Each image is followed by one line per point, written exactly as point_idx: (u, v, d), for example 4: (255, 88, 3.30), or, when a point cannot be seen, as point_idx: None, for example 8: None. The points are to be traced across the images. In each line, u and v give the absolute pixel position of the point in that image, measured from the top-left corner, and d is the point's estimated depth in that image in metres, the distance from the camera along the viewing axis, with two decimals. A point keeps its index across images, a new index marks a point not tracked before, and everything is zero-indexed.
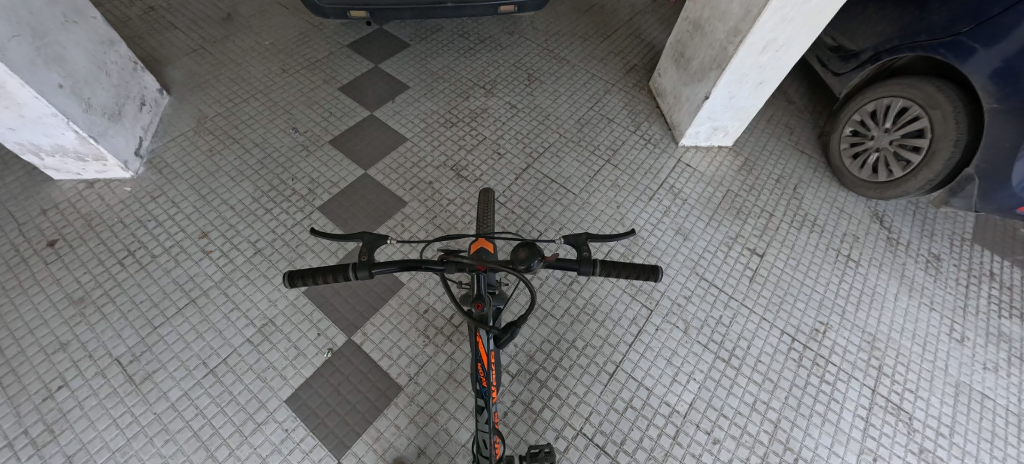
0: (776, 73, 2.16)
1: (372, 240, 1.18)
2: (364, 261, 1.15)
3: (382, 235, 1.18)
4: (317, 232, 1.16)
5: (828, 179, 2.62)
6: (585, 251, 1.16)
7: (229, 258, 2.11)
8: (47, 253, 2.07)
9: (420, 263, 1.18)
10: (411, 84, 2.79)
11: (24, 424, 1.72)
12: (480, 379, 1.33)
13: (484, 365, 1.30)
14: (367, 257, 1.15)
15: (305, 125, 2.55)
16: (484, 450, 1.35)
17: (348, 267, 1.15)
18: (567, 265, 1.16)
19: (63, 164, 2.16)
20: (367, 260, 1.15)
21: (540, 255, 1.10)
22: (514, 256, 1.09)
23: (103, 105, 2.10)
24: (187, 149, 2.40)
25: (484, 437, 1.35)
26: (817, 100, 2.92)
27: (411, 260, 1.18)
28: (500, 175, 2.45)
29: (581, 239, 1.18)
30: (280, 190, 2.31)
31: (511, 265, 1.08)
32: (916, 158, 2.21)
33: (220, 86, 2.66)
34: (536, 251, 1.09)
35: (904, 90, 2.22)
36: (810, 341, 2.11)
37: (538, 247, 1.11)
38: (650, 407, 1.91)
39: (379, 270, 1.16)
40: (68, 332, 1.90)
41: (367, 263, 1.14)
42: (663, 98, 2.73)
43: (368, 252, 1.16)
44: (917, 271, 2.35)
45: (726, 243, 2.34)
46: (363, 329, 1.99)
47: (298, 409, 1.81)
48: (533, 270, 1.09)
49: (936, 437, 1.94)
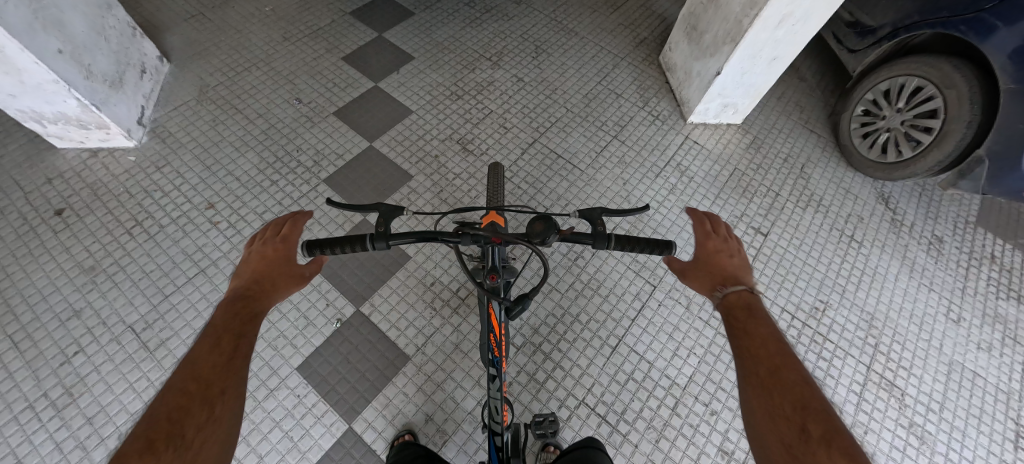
0: (790, 48, 2.11)
1: (388, 211, 1.19)
2: (381, 233, 1.16)
3: (399, 207, 1.18)
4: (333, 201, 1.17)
5: (836, 158, 2.61)
6: (599, 226, 1.17)
7: (236, 229, 2.12)
8: (55, 221, 2.07)
9: (436, 234, 1.19)
10: (415, 54, 2.73)
11: (43, 387, 1.76)
12: (492, 349, 1.37)
13: (496, 335, 1.35)
14: (383, 229, 1.16)
15: (309, 95, 2.51)
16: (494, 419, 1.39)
17: (365, 237, 1.16)
18: (581, 238, 1.18)
19: (66, 131, 2.13)
20: (383, 231, 1.16)
21: (557, 228, 1.11)
22: (530, 229, 1.10)
23: (103, 72, 2.06)
24: (191, 119, 2.37)
25: (495, 406, 1.38)
26: (829, 77, 2.87)
27: (427, 231, 1.19)
28: (506, 149, 2.43)
29: (596, 213, 1.20)
30: (284, 161, 2.30)
31: (527, 238, 1.10)
32: (927, 139, 2.20)
33: (221, 54, 2.60)
34: (552, 224, 1.10)
35: (920, 69, 2.18)
36: (809, 319, 2.14)
37: (553, 221, 1.11)
38: (650, 379, 1.95)
39: (396, 241, 1.18)
40: (80, 300, 1.92)
41: (384, 234, 1.15)
42: (673, 73, 2.68)
43: (385, 224, 1.17)
44: (919, 252, 2.36)
45: (731, 221, 2.34)
46: (371, 301, 2.02)
47: (309, 376, 1.85)
48: (548, 244, 1.11)
49: (925, 412, 2.00)
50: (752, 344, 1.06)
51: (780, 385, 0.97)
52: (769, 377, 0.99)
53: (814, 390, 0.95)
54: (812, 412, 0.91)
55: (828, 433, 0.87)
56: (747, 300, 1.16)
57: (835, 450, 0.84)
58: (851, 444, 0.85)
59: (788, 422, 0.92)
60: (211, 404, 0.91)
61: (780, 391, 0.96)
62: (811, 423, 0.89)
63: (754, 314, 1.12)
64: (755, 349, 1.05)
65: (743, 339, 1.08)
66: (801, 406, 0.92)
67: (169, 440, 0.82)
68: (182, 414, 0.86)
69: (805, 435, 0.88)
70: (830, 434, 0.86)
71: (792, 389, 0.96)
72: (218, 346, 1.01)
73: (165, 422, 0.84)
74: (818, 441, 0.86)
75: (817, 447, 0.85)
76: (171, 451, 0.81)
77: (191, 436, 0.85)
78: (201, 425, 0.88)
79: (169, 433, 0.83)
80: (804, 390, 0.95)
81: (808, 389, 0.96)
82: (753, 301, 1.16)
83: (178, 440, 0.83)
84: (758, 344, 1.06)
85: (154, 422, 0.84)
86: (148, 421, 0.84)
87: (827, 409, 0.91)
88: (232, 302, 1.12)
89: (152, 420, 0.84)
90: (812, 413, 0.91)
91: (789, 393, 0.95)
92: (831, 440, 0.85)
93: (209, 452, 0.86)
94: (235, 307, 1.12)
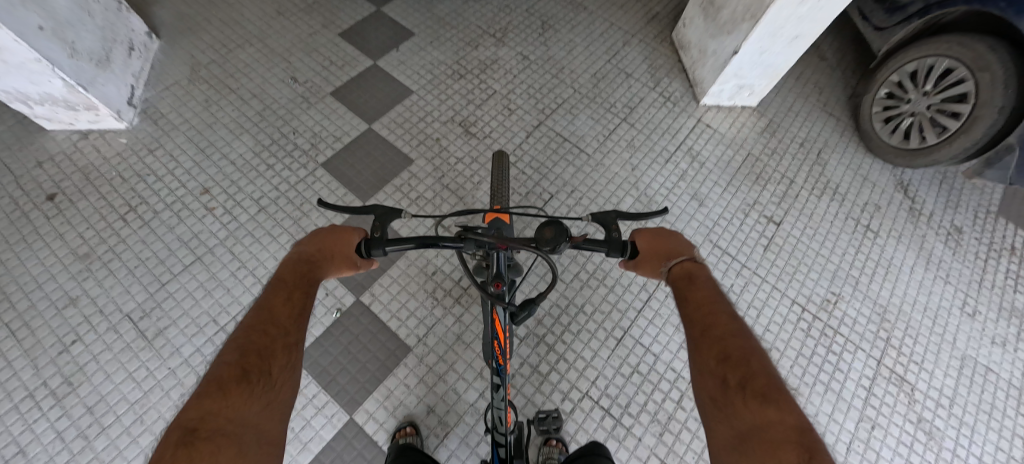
0: (814, 26, 1.98)
1: (385, 214, 1.12)
2: (378, 238, 1.10)
3: (397, 210, 1.11)
4: (327, 205, 1.10)
5: (855, 143, 2.50)
6: (615, 232, 1.13)
7: (232, 215, 2.05)
8: (47, 207, 2.01)
9: (436, 240, 1.13)
10: (416, 30, 2.60)
11: (43, 376, 1.74)
12: (497, 357, 1.35)
13: (501, 342, 1.33)
14: (380, 234, 1.10)
15: (305, 75, 2.41)
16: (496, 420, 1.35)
17: (362, 243, 1.11)
18: (596, 245, 1.12)
19: (54, 113, 2.05)
20: (380, 237, 1.10)
21: (567, 234, 1.04)
22: (539, 235, 1.03)
23: (88, 50, 1.97)
24: (184, 100, 2.28)
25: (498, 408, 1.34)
26: (851, 57, 2.72)
27: (427, 237, 1.12)
28: (511, 132, 2.34)
29: (611, 218, 1.15)
30: (281, 144, 2.22)
31: (536, 245, 1.03)
32: (954, 125, 2.09)
33: (212, 30, 2.49)
34: (564, 230, 1.03)
35: (952, 49, 2.05)
36: (820, 312, 2.08)
37: (564, 226, 1.04)
38: (656, 372, 1.90)
39: (393, 248, 1.11)
40: (76, 287, 1.88)
41: (381, 241, 1.09)
42: (686, 51, 2.55)
43: (382, 229, 1.10)
44: (936, 243, 2.28)
45: (743, 209, 2.26)
46: (370, 289, 1.95)
47: (309, 367, 1.80)
48: (559, 252, 1.04)
49: (934, 407, 1.96)
50: (688, 309, 1.09)
51: (711, 343, 1.01)
52: (704, 337, 1.03)
53: (746, 345, 0.99)
54: (734, 366, 0.95)
55: (746, 382, 0.92)
56: (689, 270, 1.15)
57: (750, 399, 0.89)
58: (771, 391, 0.89)
59: (714, 379, 0.96)
60: (290, 353, 0.96)
61: (710, 349, 1.00)
62: (731, 375, 0.94)
63: (693, 281, 1.13)
64: (692, 313, 1.08)
65: (684, 305, 1.10)
66: (725, 360, 0.97)
67: (257, 378, 0.88)
68: (267, 358, 0.92)
69: (726, 387, 0.93)
70: (746, 382, 0.91)
71: (722, 345, 0.99)
72: (290, 301, 1.03)
73: (253, 359, 0.90)
74: (735, 390, 0.92)
75: (735, 398, 0.91)
76: (257, 391, 0.87)
77: (273, 379, 0.91)
78: (281, 370, 0.93)
79: (256, 371, 0.89)
80: (732, 345, 0.99)
81: (737, 344, 0.99)
82: (695, 269, 1.16)
83: (265, 379, 0.89)
84: (695, 307, 1.08)
85: (242, 357, 0.89)
86: (236, 356, 0.89)
87: (753, 360, 0.96)
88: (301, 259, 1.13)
89: (241, 356, 0.89)
90: (735, 367, 0.95)
91: (717, 349, 0.99)
92: (748, 389, 0.90)
93: (286, 398, 0.92)
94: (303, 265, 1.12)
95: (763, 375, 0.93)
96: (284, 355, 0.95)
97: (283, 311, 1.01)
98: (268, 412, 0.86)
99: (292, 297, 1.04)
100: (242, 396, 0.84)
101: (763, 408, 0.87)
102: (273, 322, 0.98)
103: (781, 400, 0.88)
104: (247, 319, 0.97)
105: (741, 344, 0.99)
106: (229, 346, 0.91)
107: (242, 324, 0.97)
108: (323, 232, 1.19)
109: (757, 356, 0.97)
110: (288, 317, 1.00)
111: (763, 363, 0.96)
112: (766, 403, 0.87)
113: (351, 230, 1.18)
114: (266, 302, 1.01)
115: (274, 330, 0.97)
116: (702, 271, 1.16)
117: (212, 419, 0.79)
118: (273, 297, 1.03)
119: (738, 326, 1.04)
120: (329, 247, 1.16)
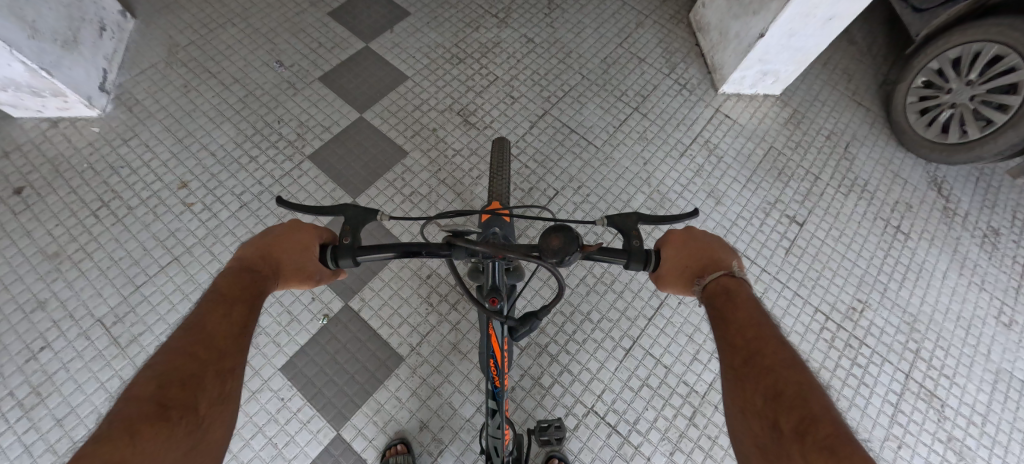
0: (852, 6, 1.78)
1: (359, 215, 0.98)
2: (348, 245, 0.96)
3: (370, 210, 0.97)
4: (287, 203, 0.97)
5: (885, 136, 2.31)
6: (635, 239, 0.98)
7: (212, 212, 1.90)
8: (14, 201, 1.87)
9: (419, 247, 0.97)
10: (411, 9, 2.41)
11: (9, 386, 1.61)
12: (492, 377, 1.22)
13: (497, 361, 1.20)
14: (350, 240, 0.96)
15: (291, 58, 2.23)
16: (493, 441, 1.20)
17: (327, 251, 0.97)
18: (615, 255, 0.98)
19: (19, 99, 1.89)
20: (350, 243, 0.96)
21: (580, 243, 0.85)
22: (544, 243, 0.84)
23: (52, 30, 1.79)
24: (161, 85, 2.12)
25: (493, 432, 1.19)
26: (883, 41, 2.51)
27: (409, 244, 0.97)
28: (513, 122, 2.16)
29: (630, 222, 1.01)
30: (265, 134, 2.06)
31: (539, 255, 0.84)
32: (1000, 118, 1.91)
33: (192, 8, 2.31)
34: (574, 237, 0.83)
35: (1003, 33, 1.85)
36: (844, 321, 1.93)
37: (575, 232, 0.85)
38: (667, 385, 1.77)
39: (364, 257, 0.96)
40: (45, 289, 1.74)
41: (350, 247, 0.95)
42: (705, 34, 2.35)
43: (353, 233, 0.97)
44: (971, 247, 2.11)
45: (764, 208, 2.09)
46: (360, 294, 1.80)
47: (294, 378, 1.67)
48: (568, 264, 0.85)
49: (966, 425, 1.80)
50: (728, 337, 0.93)
51: (757, 378, 0.85)
52: (748, 371, 0.87)
53: (800, 378, 0.82)
54: (789, 407, 0.79)
55: (806, 427, 0.75)
56: (727, 287, 0.97)
57: (810, 449, 0.72)
58: (838, 439, 0.72)
59: (763, 423, 0.81)
60: (224, 382, 0.81)
61: (757, 385, 0.85)
62: (786, 418, 0.78)
63: (733, 301, 0.95)
64: (731, 340, 0.92)
65: (722, 331, 0.94)
66: (776, 400, 0.81)
67: (179, 416, 0.72)
68: (194, 391, 0.76)
69: (780, 435, 0.77)
70: (805, 427, 0.75)
71: (771, 381, 0.84)
72: (229, 320, 0.88)
73: (175, 392, 0.74)
74: (792, 438, 0.75)
75: (792, 448, 0.74)
76: (178, 431, 0.71)
77: (201, 417, 0.75)
78: (210, 405, 0.78)
79: (179, 406, 0.73)
80: (784, 380, 0.83)
81: (789, 379, 0.83)
82: (734, 286, 0.97)
83: (189, 416, 0.74)
84: (736, 332, 0.92)
85: (161, 392, 0.73)
86: (154, 390, 0.73)
87: (812, 399, 0.79)
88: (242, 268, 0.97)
89: (159, 390, 0.73)
90: (789, 407, 0.79)
91: (766, 386, 0.83)
92: (808, 437, 0.74)
93: (217, 437, 0.77)
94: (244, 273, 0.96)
95: (825, 419, 0.76)
96: (216, 385, 0.80)
97: (218, 332, 0.85)
98: (190, 456, 0.71)
99: (231, 315, 0.88)
100: (157, 440, 0.68)
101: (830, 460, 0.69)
102: (205, 346, 0.82)
103: (853, 450, 0.70)
104: (172, 342, 0.81)
105: (795, 379, 0.82)
106: (145, 377, 0.75)
107: (165, 347, 0.81)
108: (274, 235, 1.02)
109: (814, 392, 0.80)
110: (224, 340, 0.85)
111: (823, 402, 0.79)
112: (834, 454, 0.70)
113: (309, 229, 1.01)
114: (199, 320, 0.85)
115: (204, 356, 0.81)
116: (742, 289, 0.97)
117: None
118: (208, 315, 0.86)
119: (789, 356, 0.87)
120: (282, 254, 1.00)
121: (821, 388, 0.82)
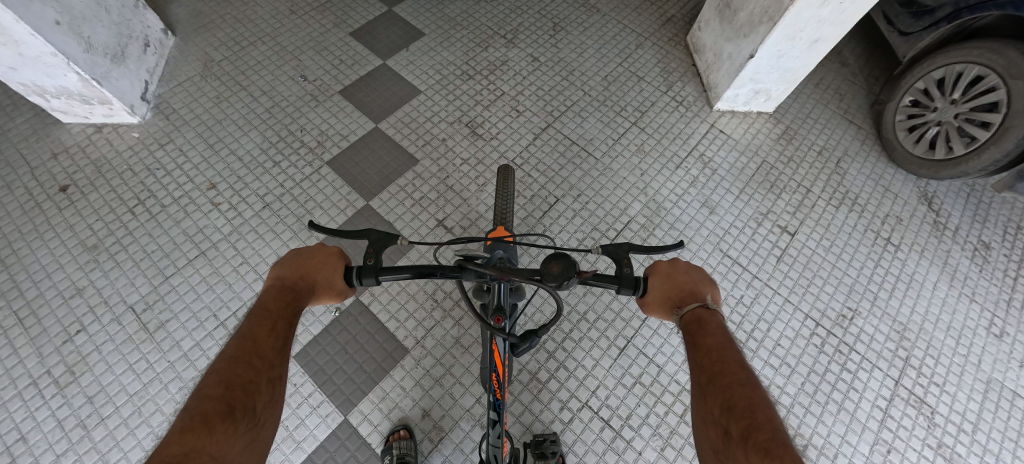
0: (837, 29, 1.90)
1: (381, 240, 1.08)
2: (371, 265, 1.06)
3: (391, 235, 1.07)
4: (318, 226, 1.07)
5: (876, 152, 2.40)
6: (626, 267, 1.06)
7: (237, 211, 2.06)
8: (59, 197, 2.04)
9: (434, 269, 1.08)
10: (426, 30, 2.60)
11: (47, 365, 1.74)
12: (494, 390, 1.30)
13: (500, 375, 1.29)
14: (373, 261, 1.06)
15: (314, 73, 2.42)
16: (492, 450, 1.24)
17: (354, 271, 1.08)
18: (607, 281, 1.05)
19: (69, 106, 2.09)
20: (372, 264, 1.06)
21: (576, 269, 0.95)
22: (545, 268, 0.94)
23: (104, 45, 1.98)
24: (196, 95, 2.31)
25: (493, 440, 1.24)
26: (874, 64, 2.63)
27: (424, 266, 1.08)
28: (518, 134, 2.31)
29: (622, 250, 1.08)
30: (288, 141, 2.23)
31: (541, 279, 0.93)
32: (983, 135, 1.99)
33: (226, 28, 2.52)
34: (572, 264, 0.93)
35: (985, 55, 1.95)
36: (834, 328, 1.99)
37: (572, 259, 0.95)
38: (659, 383, 1.84)
39: (386, 276, 1.08)
40: (83, 278, 1.89)
41: (373, 268, 1.06)
42: (701, 56, 2.49)
43: (375, 255, 1.06)
44: (962, 260, 2.16)
45: (755, 218, 2.19)
46: (370, 289, 1.93)
47: (306, 365, 1.78)
48: (566, 287, 0.94)
49: (957, 433, 1.82)
50: (697, 356, 1.02)
51: (716, 392, 0.95)
52: (710, 385, 0.97)
53: (752, 395, 0.92)
54: (739, 416, 0.88)
55: (748, 432, 0.85)
56: (701, 316, 1.06)
57: (751, 451, 0.82)
58: (775, 443, 0.81)
59: (719, 430, 0.91)
60: (274, 387, 0.96)
61: (717, 398, 0.94)
62: (735, 424, 0.88)
63: (704, 328, 1.04)
64: (700, 362, 1.01)
65: (693, 353, 1.03)
66: (729, 410, 0.91)
67: (243, 414, 0.87)
68: (253, 393, 0.91)
69: (729, 439, 0.88)
70: (750, 432, 0.84)
71: (728, 396, 0.93)
72: (273, 332, 1.01)
73: (238, 394, 0.88)
74: (738, 441, 0.85)
75: (736, 449, 0.85)
76: (242, 427, 0.86)
77: (257, 416, 0.90)
78: (264, 405, 0.92)
79: (241, 406, 0.88)
80: (738, 394, 0.92)
81: (744, 394, 0.92)
82: (707, 316, 1.06)
83: (250, 415, 0.88)
84: (705, 355, 1.01)
85: (226, 394, 0.87)
86: (222, 390, 0.87)
87: (758, 411, 0.88)
88: (280, 289, 1.09)
89: (226, 392, 0.87)
90: (738, 416, 0.89)
91: (722, 398, 0.93)
92: (750, 439, 0.83)
93: (267, 435, 0.91)
94: (283, 292, 1.08)
95: (768, 427, 0.84)
96: (267, 390, 0.94)
97: (267, 343, 0.99)
98: (249, 450, 0.86)
99: (274, 328, 1.02)
100: (227, 434, 0.82)
101: (766, 459, 0.78)
102: (258, 356, 0.96)
103: (786, 453, 0.79)
104: (229, 350, 0.95)
105: (747, 394, 0.92)
106: (212, 379, 0.89)
107: (224, 355, 0.94)
108: (312, 255, 1.14)
109: (761, 405, 0.90)
110: (272, 350, 0.99)
111: (768, 413, 0.88)
112: (768, 453, 0.79)
113: (339, 255, 1.13)
114: (250, 332, 0.99)
115: (258, 366, 0.95)
116: (715, 319, 1.06)
117: (197, 454, 0.76)
118: (257, 327, 1.00)
119: (747, 375, 0.96)
120: (315, 274, 1.12)
121: (771, 403, 0.91)
